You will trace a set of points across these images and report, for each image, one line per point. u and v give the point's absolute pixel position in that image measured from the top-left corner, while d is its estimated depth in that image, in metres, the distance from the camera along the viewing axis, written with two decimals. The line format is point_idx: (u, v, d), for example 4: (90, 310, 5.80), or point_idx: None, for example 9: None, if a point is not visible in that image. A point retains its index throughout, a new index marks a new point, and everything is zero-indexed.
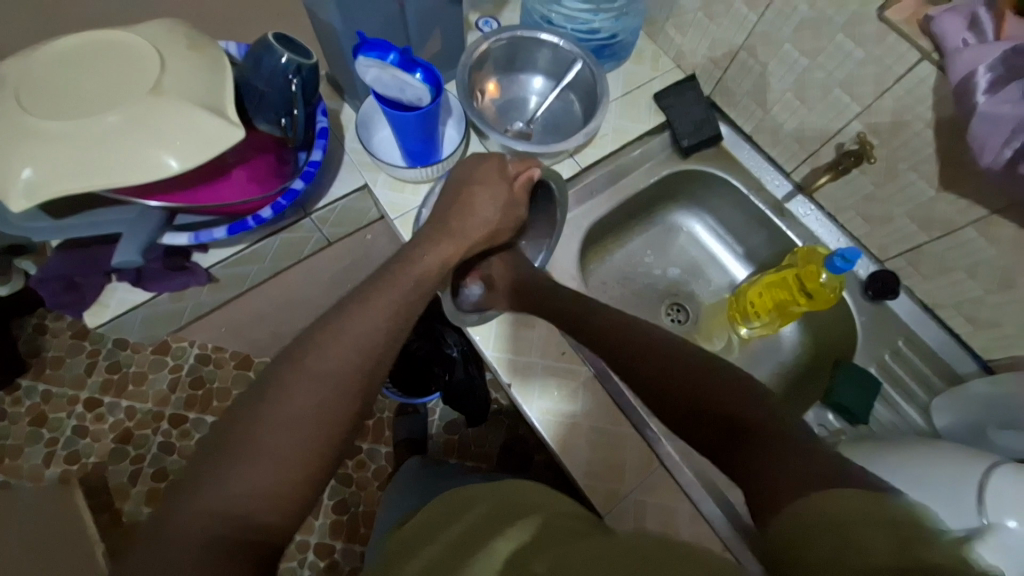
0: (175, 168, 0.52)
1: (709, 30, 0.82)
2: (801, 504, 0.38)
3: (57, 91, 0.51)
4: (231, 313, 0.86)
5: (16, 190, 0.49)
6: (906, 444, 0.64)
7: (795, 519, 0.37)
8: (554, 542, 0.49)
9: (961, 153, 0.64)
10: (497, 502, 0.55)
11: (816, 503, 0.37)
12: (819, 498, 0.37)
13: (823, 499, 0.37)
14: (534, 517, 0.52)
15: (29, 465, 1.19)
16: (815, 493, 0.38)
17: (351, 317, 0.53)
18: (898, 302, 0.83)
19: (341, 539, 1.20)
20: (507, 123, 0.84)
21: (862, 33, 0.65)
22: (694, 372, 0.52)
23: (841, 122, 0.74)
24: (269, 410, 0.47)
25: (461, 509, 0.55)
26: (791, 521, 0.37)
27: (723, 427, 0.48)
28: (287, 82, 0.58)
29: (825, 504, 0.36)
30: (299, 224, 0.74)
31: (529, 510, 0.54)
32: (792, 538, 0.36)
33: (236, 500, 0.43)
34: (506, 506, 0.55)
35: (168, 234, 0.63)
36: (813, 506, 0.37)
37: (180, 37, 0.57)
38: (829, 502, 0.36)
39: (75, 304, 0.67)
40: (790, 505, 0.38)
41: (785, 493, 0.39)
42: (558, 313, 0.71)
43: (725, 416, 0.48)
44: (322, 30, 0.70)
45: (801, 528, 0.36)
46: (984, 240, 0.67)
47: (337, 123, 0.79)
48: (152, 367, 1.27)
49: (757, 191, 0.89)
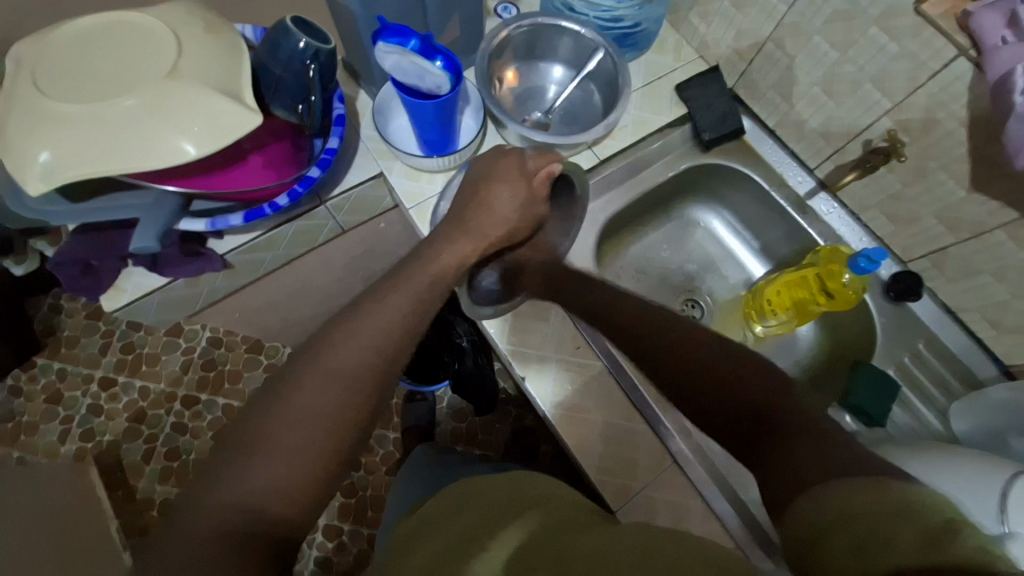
0: (191, 154, 0.51)
1: (736, 19, 0.79)
2: (810, 500, 0.39)
3: (74, 73, 0.51)
4: (244, 299, 0.86)
5: (33, 174, 0.49)
6: (910, 444, 0.64)
7: (803, 513, 0.39)
8: (562, 535, 0.48)
9: (994, 154, 0.62)
10: (502, 495, 0.54)
11: (831, 497, 0.38)
12: (840, 488, 0.38)
13: (825, 494, 0.38)
14: (541, 509, 0.52)
15: (45, 442, 1.22)
16: (816, 490, 0.39)
17: (366, 314, 0.53)
18: (920, 304, 0.81)
19: (349, 522, 1.22)
20: (525, 113, 0.82)
21: (897, 27, 0.62)
22: (721, 358, 0.51)
23: (870, 118, 0.72)
24: (285, 406, 0.47)
25: (471, 498, 0.55)
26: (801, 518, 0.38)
27: (752, 423, 0.47)
28: (305, 67, 0.57)
29: (849, 496, 0.37)
30: (314, 212, 0.74)
31: (540, 501, 0.54)
32: (806, 533, 0.37)
33: (253, 492, 0.43)
34: (511, 497, 0.54)
35: (185, 220, 0.63)
36: (821, 503, 0.38)
37: (197, 19, 0.56)
38: (833, 499, 0.38)
39: (92, 287, 0.67)
40: (795, 499, 0.40)
41: (803, 482, 0.40)
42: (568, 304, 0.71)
43: (751, 409, 0.47)
44: (340, 15, 0.69)
45: (813, 524, 0.37)
46: (1013, 244, 0.66)
47: (352, 110, 0.78)
48: (165, 348, 1.28)
49: (779, 187, 0.87)
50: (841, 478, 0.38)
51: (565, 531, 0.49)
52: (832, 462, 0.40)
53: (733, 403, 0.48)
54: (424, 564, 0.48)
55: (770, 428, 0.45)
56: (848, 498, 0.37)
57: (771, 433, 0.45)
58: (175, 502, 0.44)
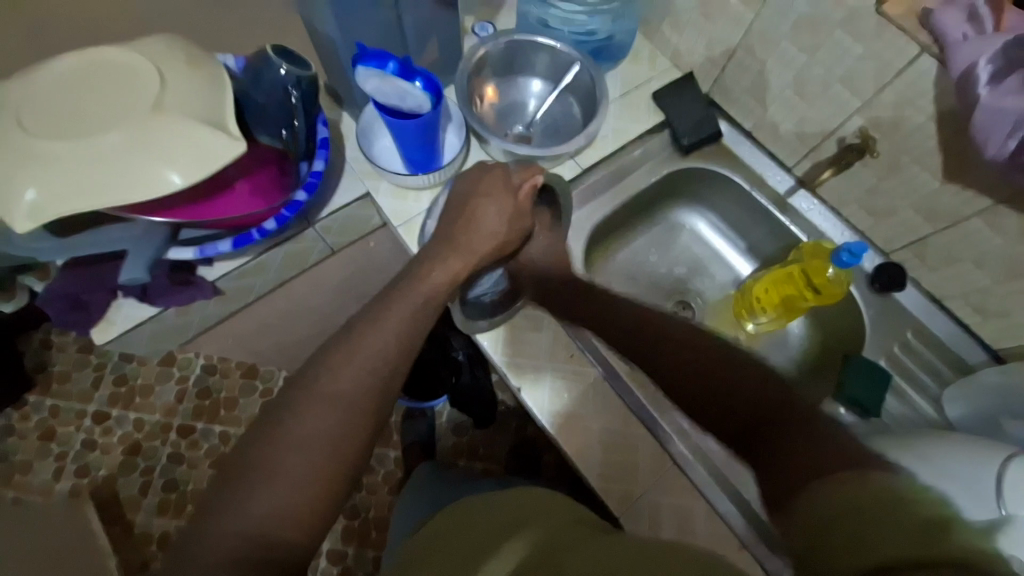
0: (178, 184, 0.52)
1: (705, 28, 0.81)
2: (805, 498, 0.42)
3: (59, 112, 0.51)
4: (237, 324, 0.86)
5: (21, 213, 0.49)
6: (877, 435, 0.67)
7: (799, 514, 0.41)
8: (549, 555, 0.47)
9: (963, 144, 0.64)
10: (501, 513, 0.54)
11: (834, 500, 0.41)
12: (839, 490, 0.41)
13: (812, 494, 0.41)
14: (530, 527, 0.51)
15: (39, 480, 1.20)
16: (812, 489, 0.42)
17: (362, 336, 0.54)
18: (905, 294, 0.82)
19: (352, 546, 1.21)
20: (507, 128, 0.84)
21: (861, 28, 0.64)
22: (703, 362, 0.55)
23: (841, 117, 0.74)
24: (285, 431, 0.47)
25: (468, 520, 0.55)
26: (801, 519, 0.41)
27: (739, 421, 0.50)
28: (287, 94, 0.59)
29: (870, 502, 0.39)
30: (303, 235, 0.75)
31: (524, 522, 0.52)
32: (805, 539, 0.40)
33: (257, 519, 0.44)
34: (506, 513, 0.54)
35: (174, 249, 0.63)
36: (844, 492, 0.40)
37: (180, 53, 0.57)
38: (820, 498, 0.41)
39: (83, 320, 0.67)
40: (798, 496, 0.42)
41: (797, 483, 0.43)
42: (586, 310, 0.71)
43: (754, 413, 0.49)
44: (321, 42, 0.71)
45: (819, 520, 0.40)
46: (989, 231, 0.67)
47: (337, 134, 0.79)
48: (158, 378, 1.27)
49: (759, 186, 0.88)
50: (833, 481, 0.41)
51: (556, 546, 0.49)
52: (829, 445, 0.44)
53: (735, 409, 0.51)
54: None
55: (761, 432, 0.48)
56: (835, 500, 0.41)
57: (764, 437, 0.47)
58: (183, 531, 0.45)
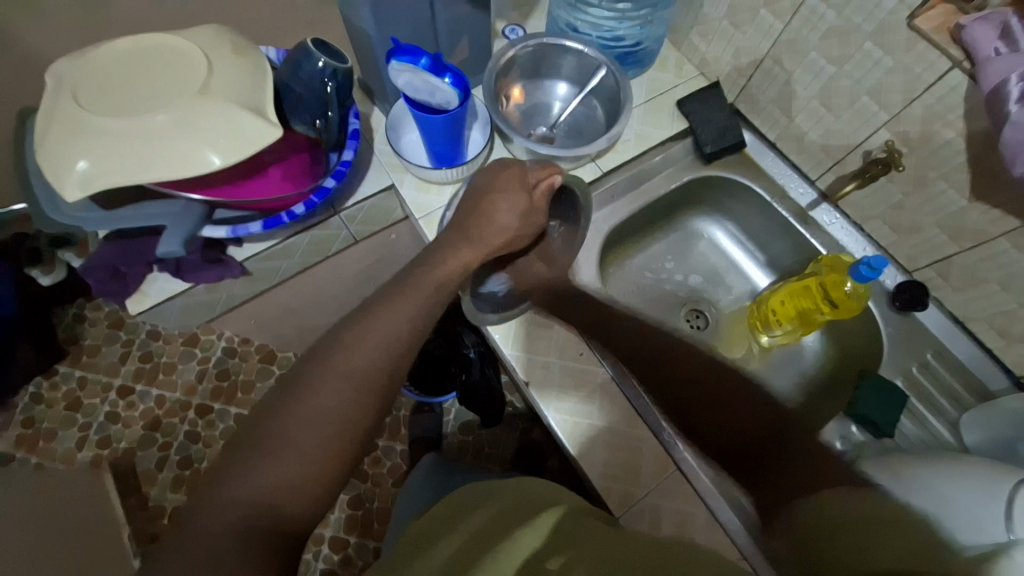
0: (216, 165, 0.55)
1: (734, 37, 0.82)
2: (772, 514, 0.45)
3: (112, 90, 0.55)
4: (259, 307, 0.89)
5: (71, 182, 0.53)
6: (887, 457, 0.66)
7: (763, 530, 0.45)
8: (573, 538, 0.49)
9: (993, 163, 0.63)
10: (519, 499, 0.55)
11: (818, 506, 0.53)
12: (832, 501, 0.52)
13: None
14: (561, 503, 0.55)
15: (62, 448, 1.25)
16: (830, 497, 0.53)
17: (377, 319, 0.55)
18: (927, 314, 0.81)
19: (355, 534, 1.23)
20: (531, 128, 0.85)
21: (891, 41, 0.65)
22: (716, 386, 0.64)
23: (868, 130, 0.74)
24: (298, 404, 0.49)
25: (488, 493, 0.57)
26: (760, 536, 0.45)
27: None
28: (324, 85, 0.61)
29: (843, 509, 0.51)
30: (328, 222, 0.77)
31: (555, 501, 0.55)
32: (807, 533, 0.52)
33: (265, 487, 0.46)
34: (526, 502, 0.55)
35: (207, 228, 0.66)
36: (827, 507, 0.52)
37: (226, 42, 0.60)
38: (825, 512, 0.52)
39: (120, 291, 0.70)
40: (807, 501, 0.55)
41: (789, 497, 0.57)
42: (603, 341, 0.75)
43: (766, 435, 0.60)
44: (357, 36, 0.73)
45: (811, 528, 0.52)
46: (1016, 252, 0.66)
47: (367, 127, 0.82)
48: (182, 358, 1.32)
49: (781, 198, 0.88)
50: (824, 493, 0.54)
51: (582, 532, 0.50)
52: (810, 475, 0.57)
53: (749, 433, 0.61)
54: (443, 557, 0.49)
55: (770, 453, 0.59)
56: (837, 513, 0.51)
57: (771, 456, 0.59)
58: (192, 495, 0.46)
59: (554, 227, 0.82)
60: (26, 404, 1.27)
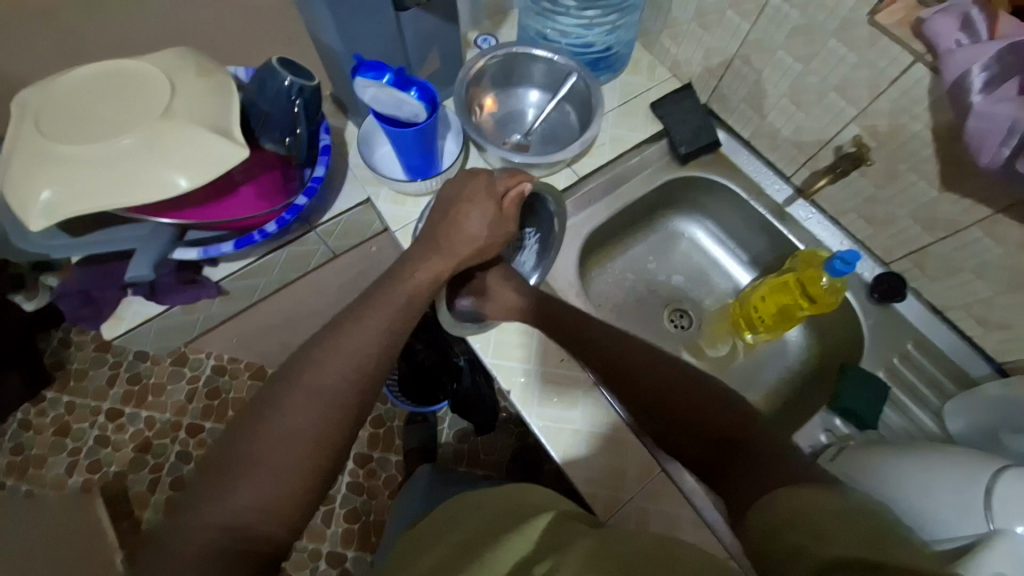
0: (184, 187, 0.55)
1: (703, 39, 0.83)
2: (765, 502, 0.41)
3: (75, 117, 0.55)
4: (242, 324, 0.89)
5: (36, 211, 0.52)
6: (866, 449, 0.67)
7: (759, 522, 0.40)
8: (557, 540, 0.48)
9: (959, 154, 0.64)
10: (507, 508, 0.54)
11: (782, 498, 0.40)
12: (797, 494, 0.40)
13: (782, 496, 0.41)
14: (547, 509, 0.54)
15: (53, 475, 1.24)
16: (785, 491, 0.41)
17: (346, 336, 0.55)
18: (905, 305, 0.82)
19: (353, 548, 1.22)
20: (505, 136, 0.86)
21: (854, 37, 0.65)
22: (668, 377, 0.57)
23: (838, 125, 0.74)
24: (268, 426, 0.49)
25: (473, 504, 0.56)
26: (754, 526, 0.40)
27: (715, 441, 0.50)
28: (291, 103, 0.61)
29: (813, 497, 0.39)
30: (304, 238, 0.77)
31: (541, 509, 0.54)
32: (761, 533, 0.39)
33: (236, 512, 0.45)
34: (513, 507, 0.54)
35: (179, 249, 0.66)
36: (777, 500, 0.40)
37: (191, 63, 0.60)
38: (777, 501, 0.40)
39: (93, 316, 0.70)
40: (760, 500, 0.42)
41: (763, 490, 0.43)
42: (574, 335, 0.70)
43: (721, 432, 0.50)
44: (325, 52, 0.73)
45: (766, 525, 0.39)
46: (989, 240, 0.67)
47: (340, 141, 0.82)
48: (171, 378, 1.31)
49: (757, 195, 0.89)
50: (783, 488, 0.42)
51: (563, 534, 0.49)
52: (782, 470, 0.44)
53: (704, 428, 0.51)
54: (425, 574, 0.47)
55: (729, 450, 0.49)
56: (807, 500, 0.39)
57: (730, 457, 0.48)
58: (160, 524, 0.45)
59: (530, 234, 0.84)
60: (15, 431, 1.26)
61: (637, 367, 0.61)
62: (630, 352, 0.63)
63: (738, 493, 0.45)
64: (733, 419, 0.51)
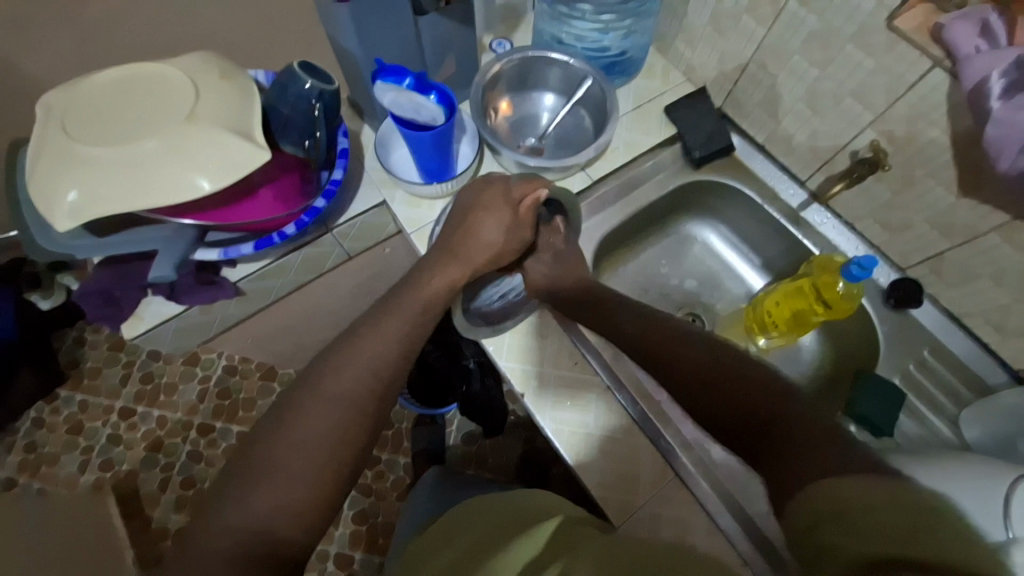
0: (206, 189, 0.55)
1: (718, 43, 0.83)
2: (807, 493, 0.41)
3: (102, 120, 0.56)
4: (255, 326, 0.90)
5: (62, 212, 0.53)
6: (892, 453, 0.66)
7: (793, 517, 0.41)
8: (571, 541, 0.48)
9: (977, 160, 0.63)
10: (510, 513, 0.53)
11: (822, 497, 0.40)
12: (837, 485, 0.40)
13: (817, 489, 0.41)
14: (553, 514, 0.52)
15: (65, 472, 1.25)
16: (822, 482, 0.41)
17: (364, 341, 0.56)
18: (921, 311, 0.81)
19: (360, 550, 1.22)
20: (520, 140, 0.86)
21: (872, 43, 0.65)
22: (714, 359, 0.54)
23: (854, 130, 0.74)
24: (287, 430, 0.49)
25: (479, 511, 0.55)
26: (801, 508, 0.41)
27: (747, 424, 0.48)
28: (311, 107, 0.61)
29: (847, 491, 0.39)
30: (321, 240, 0.78)
31: (547, 514, 0.53)
32: (807, 521, 0.40)
33: (257, 516, 0.45)
34: (518, 513, 0.53)
35: (200, 250, 0.67)
36: (816, 495, 0.40)
37: (213, 67, 0.61)
38: (817, 494, 0.40)
39: (114, 316, 0.71)
40: (799, 492, 0.41)
41: (805, 479, 0.42)
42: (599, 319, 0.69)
43: (756, 412, 0.48)
44: (343, 56, 0.74)
45: (812, 513, 0.40)
46: (1007, 246, 0.66)
47: (357, 144, 0.83)
48: (183, 378, 1.32)
49: (771, 200, 0.89)
50: (826, 477, 0.41)
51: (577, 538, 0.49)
52: (816, 455, 0.43)
53: (739, 408, 0.49)
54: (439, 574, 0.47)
55: (767, 432, 0.47)
56: (844, 492, 0.39)
57: (766, 439, 0.46)
58: (183, 529, 0.46)
59: None
60: (29, 429, 1.27)
61: (669, 352, 0.58)
62: (660, 336, 0.61)
63: (776, 477, 0.44)
64: (773, 398, 0.48)
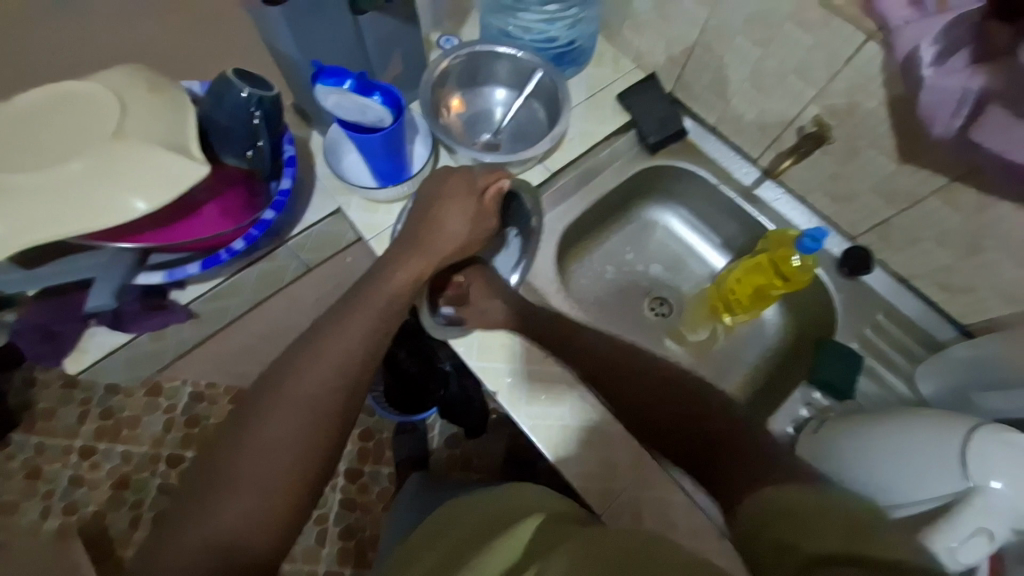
0: (143, 211, 0.52)
1: (664, 29, 0.84)
2: (756, 498, 0.45)
3: (20, 144, 0.52)
4: (216, 348, 0.86)
5: None
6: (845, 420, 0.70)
7: (747, 513, 0.45)
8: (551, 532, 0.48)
9: (914, 127, 0.66)
10: (490, 513, 0.52)
11: (770, 497, 0.45)
12: (785, 491, 0.45)
13: (766, 494, 0.45)
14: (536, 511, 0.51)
15: (27, 521, 1.18)
16: (764, 489, 0.46)
17: (326, 342, 0.54)
18: (874, 277, 0.84)
19: (349, 567, 1.19)
20: (474, 137, 0.85)
21: (809, 19, 0.66)
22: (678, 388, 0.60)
23: (798, 107, 0.76)
24: (249, 440, 0.47)
25: (457, 512, 0.53)
26: (747, 516, 0.45)
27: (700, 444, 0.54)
28: (250, 116, 0.59)
29: (784, 497, 0.44)
30: (275, 253, 0.75)
31: (529, 510, 0.52)
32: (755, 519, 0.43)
33: (221, 529, 0.44)
34: (498, 515, 0.52)
35: (142, 274, 0.63)
36: (768, 494, 0.45)
37: (141, 80, 0.57)
38: (759, 499, 0.45)
39: (54, 351, 0.67)
40: (749, 496, 0.46)
41: (752, 481, 0.47)
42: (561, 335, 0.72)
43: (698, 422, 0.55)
44: (283, 61, 0.71)
45: (760, 516, 0.44)
46: (947, 208, 0.69)
47: (306, 151, 0.80)
48: (146, 409, 1.26)
49: (726, 180, 0.90)
50: (773, 484, 0.46)
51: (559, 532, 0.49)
52: (760, 463, 0.49)
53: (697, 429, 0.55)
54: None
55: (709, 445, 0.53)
56: (784, 495, 0.44)
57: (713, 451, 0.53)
58: (145, 546, 0.44)
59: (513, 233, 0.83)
60: None
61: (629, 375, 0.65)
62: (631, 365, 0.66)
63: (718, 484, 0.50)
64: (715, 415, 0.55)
